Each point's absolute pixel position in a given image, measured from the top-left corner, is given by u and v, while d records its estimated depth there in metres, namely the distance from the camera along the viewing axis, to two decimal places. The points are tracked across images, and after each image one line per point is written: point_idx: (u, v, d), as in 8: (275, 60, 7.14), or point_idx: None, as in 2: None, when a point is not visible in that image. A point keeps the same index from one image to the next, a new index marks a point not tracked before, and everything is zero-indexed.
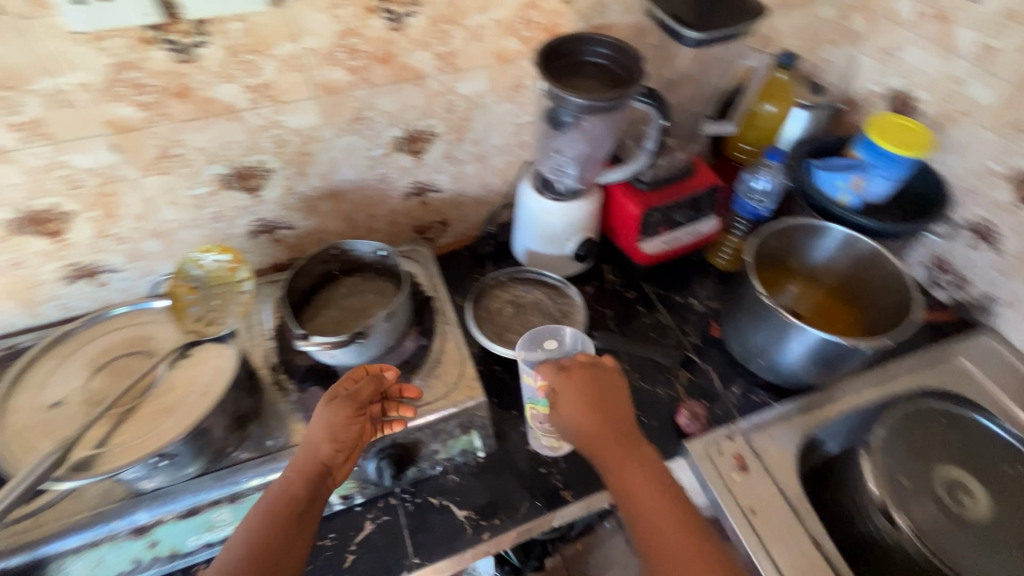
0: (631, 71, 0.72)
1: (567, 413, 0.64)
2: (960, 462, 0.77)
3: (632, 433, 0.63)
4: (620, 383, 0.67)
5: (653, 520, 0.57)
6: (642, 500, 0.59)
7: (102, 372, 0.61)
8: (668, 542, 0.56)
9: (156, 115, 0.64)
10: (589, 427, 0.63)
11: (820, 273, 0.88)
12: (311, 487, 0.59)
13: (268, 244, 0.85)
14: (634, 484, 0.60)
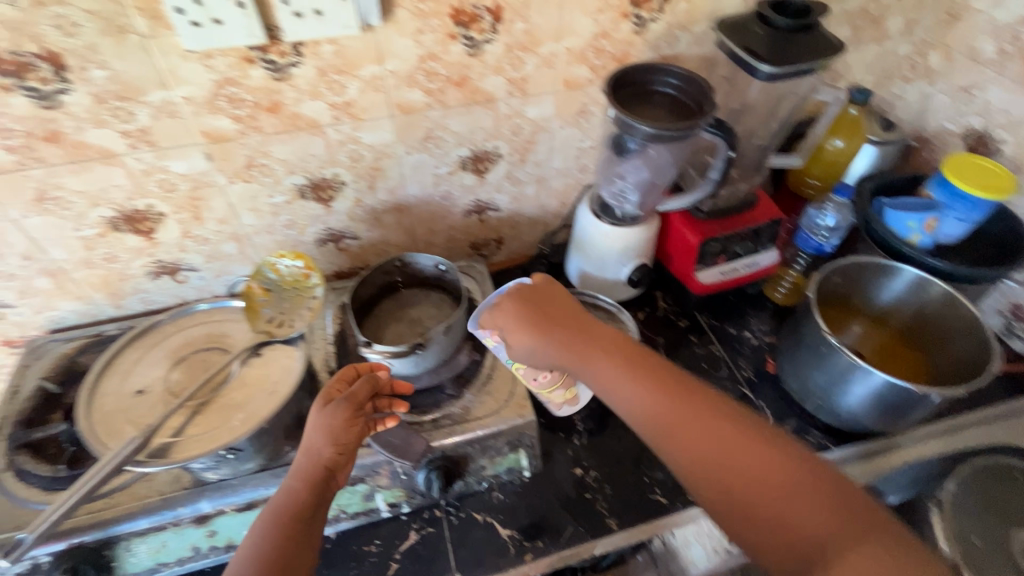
0: (700, 102, 0.72)
1: (523, 343, 0.65)
2: None
3: (590, 328, 0.64)
4: (559, 293, 0.69)
5: (660, 410, 0.55)
6: (641, 397, 0.57)
7: (182, 365, 0.65)
8: (689, 429, 0.53)
9: (248, 128, 0.69)
10: (549, 346, 0.64)
11: (885, 314, 0.85)
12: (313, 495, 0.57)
13: (333, 253, 0.89)
14: (629, 388, 0.58)
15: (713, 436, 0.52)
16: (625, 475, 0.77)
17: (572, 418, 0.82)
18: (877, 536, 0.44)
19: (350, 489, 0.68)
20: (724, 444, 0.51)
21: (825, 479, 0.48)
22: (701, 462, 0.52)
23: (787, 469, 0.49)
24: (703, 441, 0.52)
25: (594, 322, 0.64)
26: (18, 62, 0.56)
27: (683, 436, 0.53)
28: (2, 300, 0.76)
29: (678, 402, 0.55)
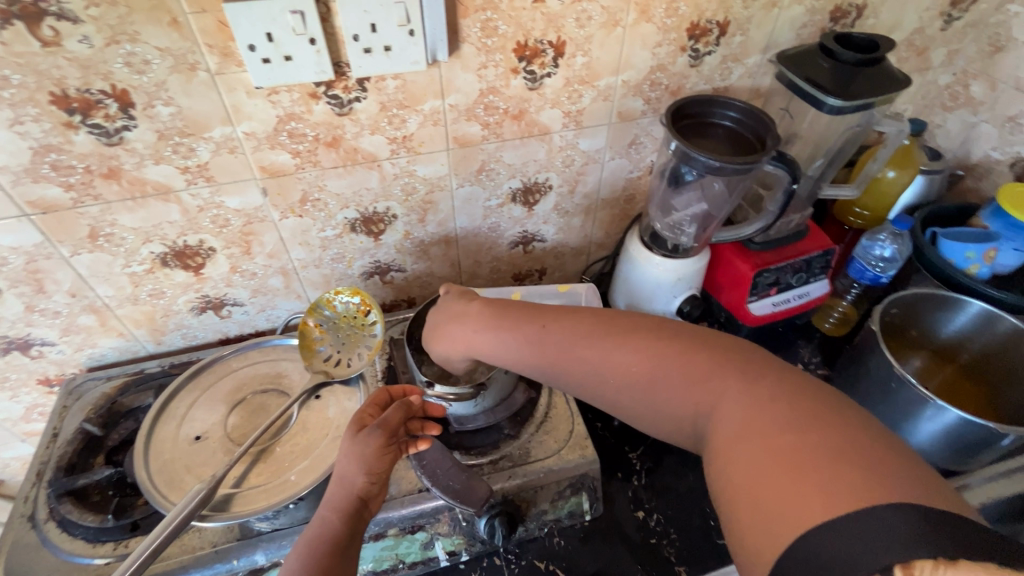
0: (762, 136, 0.71)
1: (437, 349, 0.63)
2: None
3: (468, 307, 0.61)
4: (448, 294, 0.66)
5: (541, 357, 0.54)
6: (517, 354, 0.56)
7: (239, 408, 0.63)
8: (569, 363, 0.52)
9: (306, 162, 0.68)
10: (451, 346, 0.61)
11: (949, 347, 0.83)
12: (344, 532, 0.50)
13: (378, 285, 0.87)
14: (510, 353, 0.56)
15: (592, 361, 0.51)
16: (690, 519, 0.73)
17: (630, 457, 0.79)
18: (740, 377, 0.43)
19: (410, 537, 0.66)
20: (604, 362, 0.50)
21: (688, 345, 0.47)
22: (597, 388, 0.51)
23: (655, 359, 0.48)
24: (586, 370, 0.51)
25: (474, 301, 0.62)
26: (85, 99, 0.55)
27: (567, 370, 0.53)
28: (44, 338, 0.73)
29: (548, 345, 0.53)
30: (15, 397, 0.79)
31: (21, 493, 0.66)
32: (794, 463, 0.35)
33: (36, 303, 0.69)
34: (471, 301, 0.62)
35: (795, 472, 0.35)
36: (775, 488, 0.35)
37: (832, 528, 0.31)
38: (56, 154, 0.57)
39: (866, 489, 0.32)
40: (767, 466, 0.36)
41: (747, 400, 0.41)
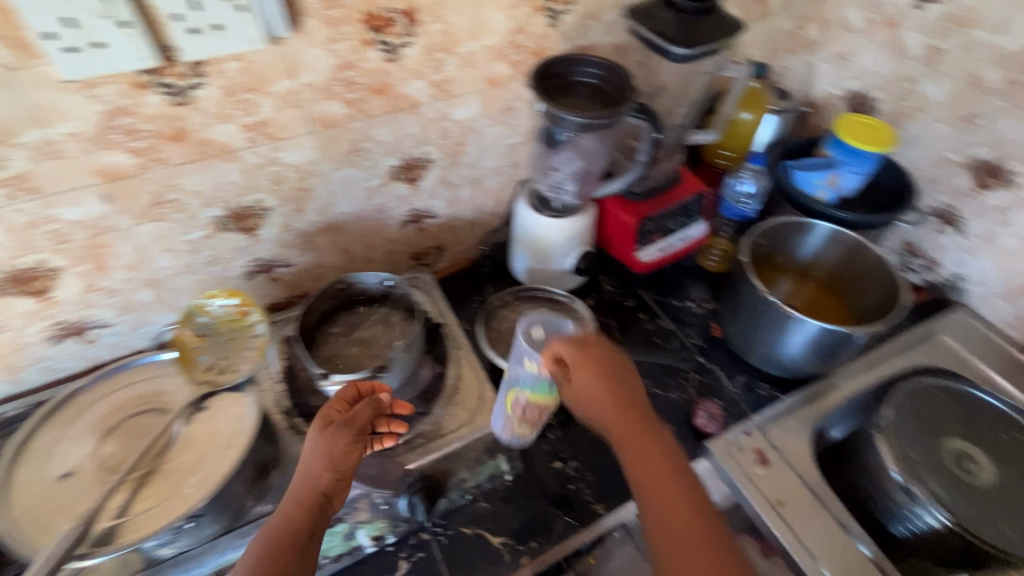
0: (622, 90, 0.74)
1: (584, 382, 0.61)
2: (963, 433, 0.76)
3: (634, 394, 0.63)
4: (622, 360, 0.64)
5: (651, 484, 0.57)
6: (639, 467, 0.59)
7: (113, 435, 0.58)
8: (665, 500, 0.56)
9: (150, 160, 0.62)
10: (601, 392, 0.61)
11: (809, 266, 0.93)
12: (303, 531, 0.53)
13: (265, 284, 0.82)
14: (635, 462, 0.59)
15: (687, 520, 0.55)
16: (602, 459, 0.78)
17: (542, 413, 0.82)
18: None
19: (329, 531, 0.64)
20: (694, 539, 0.53)
21: None
22: (670, 549, 0.54)
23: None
24: (678, 514, 0.55)
25: (634, 389, 0.64)
26: None
27: (657, 499, 0.56)
28: None
29: (662, 479, 0.57)
30: None
31: None
32: None
33: None
34: (634, 384, 0.64)
35: None
36: None
37: None
38: None
39: None
40: None
41: None
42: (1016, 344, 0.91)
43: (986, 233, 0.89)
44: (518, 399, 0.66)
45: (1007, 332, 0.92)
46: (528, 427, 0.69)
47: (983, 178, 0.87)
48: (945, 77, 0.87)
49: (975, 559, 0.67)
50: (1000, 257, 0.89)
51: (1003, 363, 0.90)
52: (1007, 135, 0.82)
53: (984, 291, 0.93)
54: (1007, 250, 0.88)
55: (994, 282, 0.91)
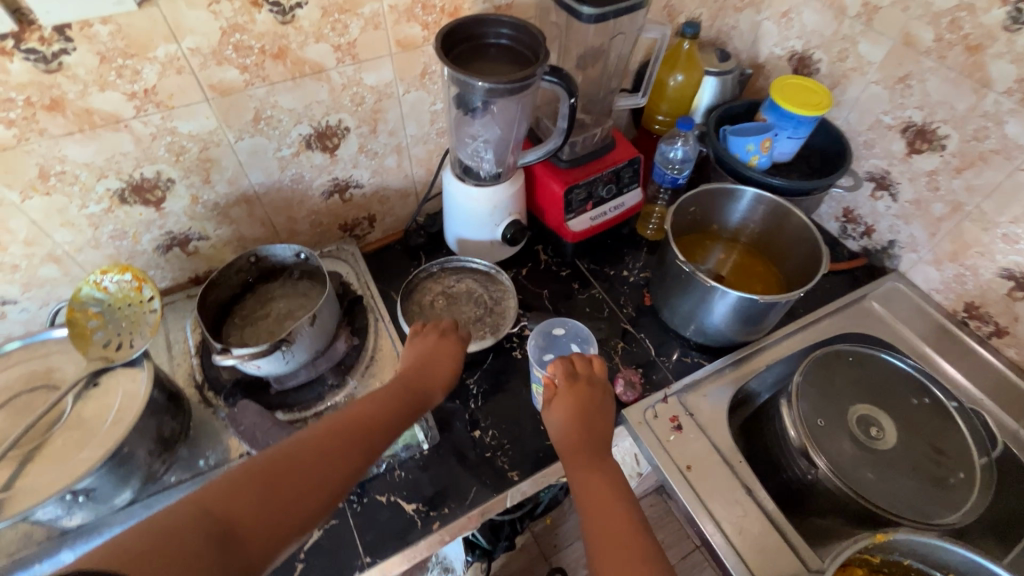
0: (535, 51, 0.71)
1: (559, 411, 0.67)
2: (867, 397, 0.81)
3: (605, 426, 0.67)
4: (603, 396, 0.69)
5: (594, 493, 0.59)
6: (588, 485, 0.60)
7: (1, 413, 0.59)
8: (605, 509, 0.58)
9: (28, 131, 0.60)
10: (571, 420, 0.66)
11: (738, 233, 0.93)
12: (413, 405, 0.63)
13: (182, 258, 0.81)
14: (590, 483, 0.60)
15: (621, 530, 0.56)
16: (521, 427, 0.79)
17: (467, 383, 0.83)
18: None
19: None
20: (623, 547, 0.54)
21: None
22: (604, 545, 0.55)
23: None
24: (614, 521, 0.56)
25: (610, 427, 0.67)
26: None
27: (598, 507, 0.58)
28: None
29: (606, 492, 0.59)
30: None
31: None
32: None
33: None
34: (607, 412, 0.68)
35: None
36: None
37: None
38: None
39: None
40: None
41: None
42: (945, 312, 0.91)
43: (917, 199, 0.88)
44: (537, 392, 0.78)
45: (935, 298, 0.92)
46: None
47: (916, 143, 0.86)
48: (881, 36, 0.84)
49: (871, 517, 0.71)
50: (930, 224, 0.88)
51: (932, 329, 0.90)
52: (937, 97, 0.80)
53: (914, 258, 0.93)
54: (936, 215, 0.87)
55: (924, 249, 0.91)
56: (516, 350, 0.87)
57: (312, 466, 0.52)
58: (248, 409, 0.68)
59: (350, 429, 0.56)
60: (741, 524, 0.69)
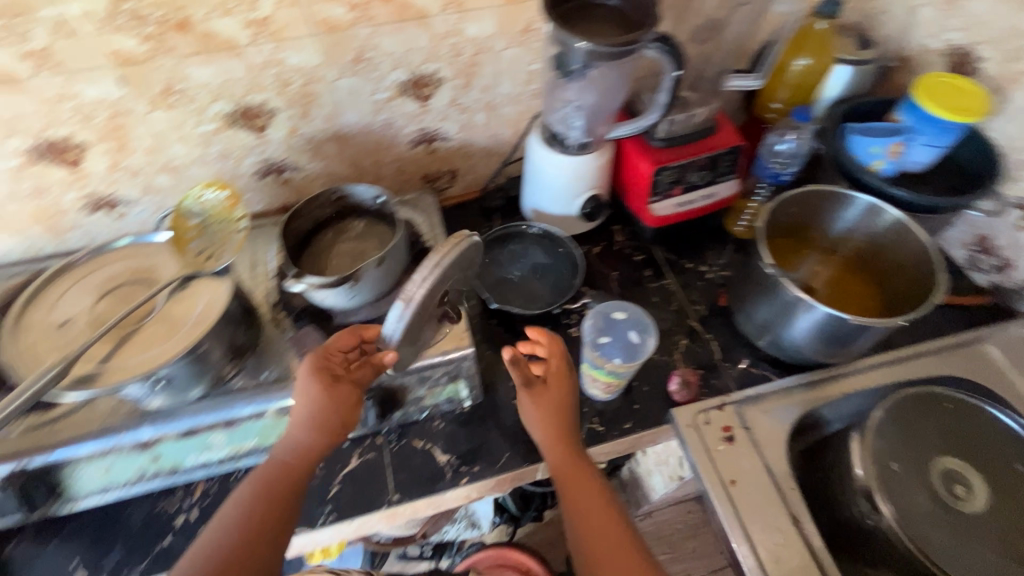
0: (645, 15, 0.66)
1: (539, 406, 0.69)
2: (956, 450, 0.72)
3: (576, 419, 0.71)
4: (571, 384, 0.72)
5: (576, 490, 0.65)
6: (558, 459, 0.68)
7: (108, 296, 0.66)
8: (592, 514, 0.64)
9: (159, 48, 0.65)
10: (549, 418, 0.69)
11: (839, 244, 0.83)
12: (291, 478, 0.63)
13: (276, 185, 0.86)
14: (559, 460, 0.67)
15: (608, 531, 0.62)
16: None
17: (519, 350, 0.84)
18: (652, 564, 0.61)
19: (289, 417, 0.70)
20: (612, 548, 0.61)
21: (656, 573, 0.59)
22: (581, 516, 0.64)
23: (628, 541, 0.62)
24: (599, 511, 0.64)
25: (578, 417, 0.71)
26: None
27: (588, 516, 0.64)
28: None
29: (587, 489, 0.65)
30: None
31: None
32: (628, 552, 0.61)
33: None
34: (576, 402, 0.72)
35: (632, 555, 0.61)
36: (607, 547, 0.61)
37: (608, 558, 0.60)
38: None
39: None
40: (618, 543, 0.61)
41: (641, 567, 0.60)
42: None
43: None
44: (588, 374, 0.75)
45: None
46: (611, 387, 0.76)
47: None
48: None
49: None
50: None
51: None
52: None
53: None
54: None
55: None
56: (574, 327, 0.85)
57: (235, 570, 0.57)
58: (310, 336, 0.74)
59: (260, 528, 0.60)
60: (779, 553, 0.65)
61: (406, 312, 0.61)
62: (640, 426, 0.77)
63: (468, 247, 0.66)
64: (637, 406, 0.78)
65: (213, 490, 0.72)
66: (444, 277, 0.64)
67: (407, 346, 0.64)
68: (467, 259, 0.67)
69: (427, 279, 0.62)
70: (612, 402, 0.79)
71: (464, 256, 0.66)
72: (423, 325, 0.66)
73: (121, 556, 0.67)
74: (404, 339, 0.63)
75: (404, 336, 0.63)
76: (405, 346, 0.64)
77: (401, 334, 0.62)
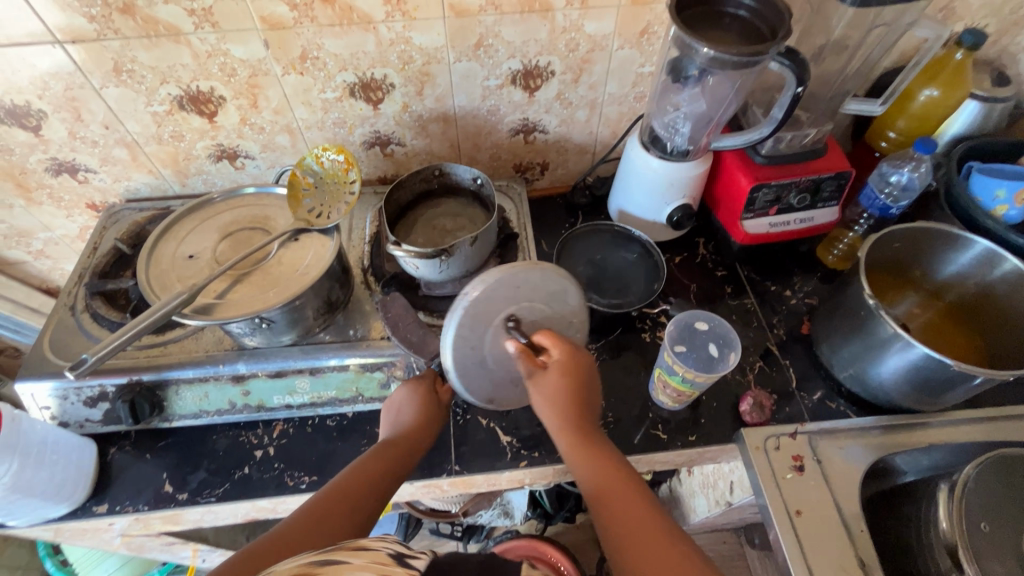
0: (775, 28, 0.65)
1: (550, 391, 0.62)
2: None
3: (592, 402, 0.64)
4: (583, 364, 0.63)
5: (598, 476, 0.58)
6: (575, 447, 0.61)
7: (229, 239, 0.72)
8: (615, 501, 0.55)
9: (304, 17, 0.70)
10: (561, 401, 0.61)
11: (945, 288, 0.79)
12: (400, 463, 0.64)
13: (379, 157, 0.91)
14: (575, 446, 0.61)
15: (638, 516, 0.54)
16: (631, 406, 0.79)
17: (589, 347, 0.84)
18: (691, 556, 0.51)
19: (369, 374, 0.73)
20: (650, 537, 0.52)
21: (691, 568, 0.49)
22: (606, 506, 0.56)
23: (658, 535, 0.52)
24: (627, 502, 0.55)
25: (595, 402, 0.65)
26: None
27: (608, 504, 0.56)
28: (87, 164, 0.84)
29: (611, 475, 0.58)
30: (70, 217, 0.93)
31: (65, 288, 0.79)
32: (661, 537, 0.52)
33: (76, 130, 0.79)
34: (593, 384, 0.64)
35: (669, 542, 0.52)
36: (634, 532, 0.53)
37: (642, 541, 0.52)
38: None
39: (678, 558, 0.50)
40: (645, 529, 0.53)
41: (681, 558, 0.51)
42: None
43: None
44: (661, 379, 0.75)
45: None
46: (677, 398, 0.75)
47: None
48: None
49: None
50: None
51: None
52: None
53: None
54: None
55: None
56: (646, 333, 0.86)
57: (306, 538, 0.52)
58: (398, 302, 0.74)
59: (353, 492, 0.58)
60: None
61: (452, 322, 0.60)
62: (704, 441, 0.76)
63: (530, 272, 0.61)
64: (703, 420, 0.77)
65: (290, 432, 0.77)
66: (494, 297, 0.60)
67: (469, 364, 0.63)
68: (538, 287, 0.63)
69: (471, 292, 0.59)
70: (678, 412, 0.78)
71: (529, 282, 0.61)
72: (489, 349, 0.63)
73: (204, 477, 0.73)
74: (458, 354, 0.62)
75: (457, 349, 0.62)
76: (466, 365, 0.63)
77: (452, 346, 0.61)
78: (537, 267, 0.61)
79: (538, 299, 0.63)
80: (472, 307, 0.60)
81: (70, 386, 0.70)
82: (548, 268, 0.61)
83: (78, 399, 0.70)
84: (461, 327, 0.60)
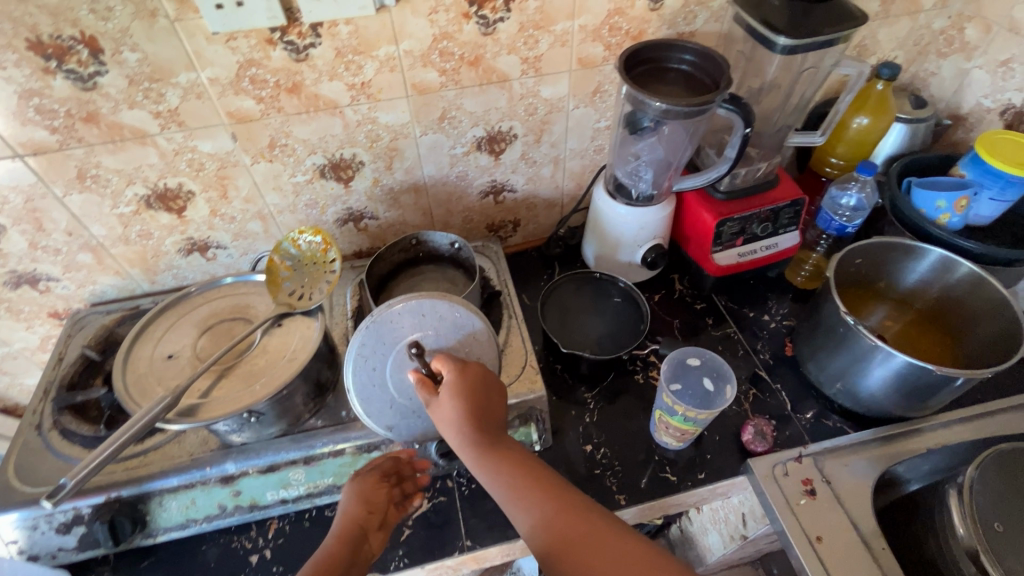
0: (717, 78, 0.71)
1: (452, 420, 0.59)
2: None
3: (495, 418, 0.61)
4: (477, 380, 0.61)
5: (523, 494, 0.57)
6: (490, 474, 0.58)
7: (209, 333, 0.71)
8: (554, 518, 0.55)
9: (271, 108, 0.72)
10: (464, 428, 0.59)
11: (911, 296, 0.83)
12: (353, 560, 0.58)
13: (353, 232, 0.91)
14: (490, 473, 0.58)
15: (579, 524, 0.54)
16: (634, 449, 0.78)
17: (585, 396, 0.84)
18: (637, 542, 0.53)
19: (366, 456, 0.70)
20: (607, 552, 0.52)
21: (644, 559, 0.51)
22: (544, 526, 0.55)
23: (604, 534, 0.53)
24: (559, 514, 0.55)
25: (496, 413, 0.62)
26: (58, 45, 0.60)
27: (547, 523, 0.55)
28: (48, 274, 0.81)
29: (536, 487, 0.57)
30: (30, 328, 0.88)
31: (31, 407, 0.74)
32: (605, 537, 0.53)
33: (38, 241, 0.77)
34: (491, 397, 0.62)
35: (611, 539, 0.53)
36: (578, 542, 0.53)
37: (590, 551, 0.52)
38: (38, 99, 0.63)
39: (625, 552, 0.52)
40: (588, 535, 0.53)
41: (627, 553, 0.52)
42: None
43: None
44: (662, 420, 0.75)
45: None
46: (680, 436, 0.75)
47: None
48: None
49: None
50: None
51: None
52: None
53: None
54: None
55: None
56: (639, 373, 0.86)
57: None
58: None
59: None
60: None
61: (355, 341, 0.61)
62: (713, 477, 0.75)
63: (438, 302, 0.62)
64: (709, 455, 0.77)
65: (287, 529, 0.72)
66: (399, 321, 0.61)
67: (369, 390, 0.64)
68: (446, 318, 0.62)
69: (376, 314, 0.61)
70: (683, 451, 0.77)
71: (436, 312, 0.62)
72: (391, 378, 0.64)
73: None
74: (359, 373, 0.63)
75: (358, 370, 0.63)
76: (365, 389, 0.63)
77: (353, 365, 0.62)
78: (444, 298, 0.62)
79: (444, 329, 0.63)
80: (374, 329, 0.61)
81: (39, 514, 0.64)
82: (457, 300, 0.62)
83: (50, 527, 0.65)
84: (363, 348, 0.62)
